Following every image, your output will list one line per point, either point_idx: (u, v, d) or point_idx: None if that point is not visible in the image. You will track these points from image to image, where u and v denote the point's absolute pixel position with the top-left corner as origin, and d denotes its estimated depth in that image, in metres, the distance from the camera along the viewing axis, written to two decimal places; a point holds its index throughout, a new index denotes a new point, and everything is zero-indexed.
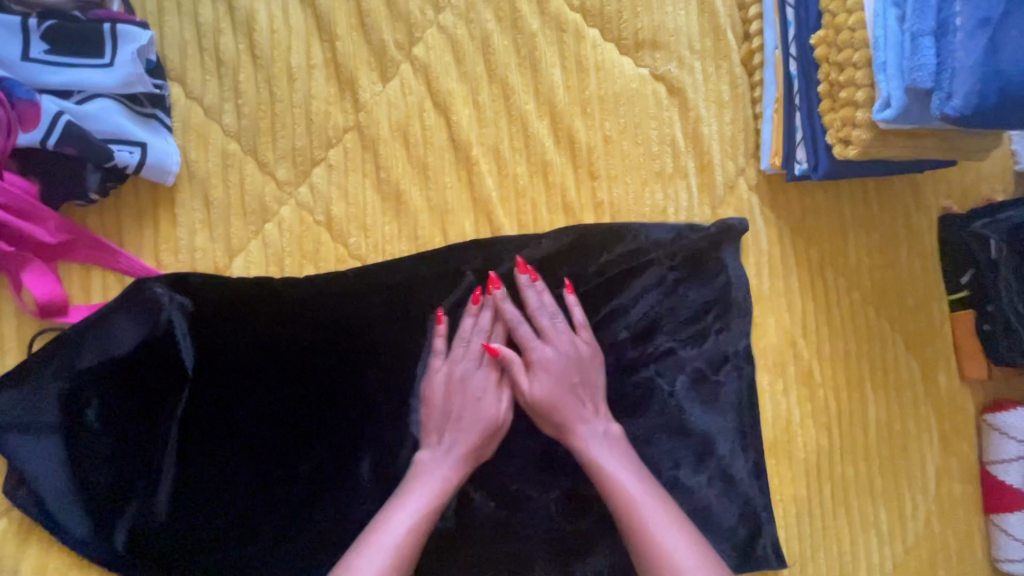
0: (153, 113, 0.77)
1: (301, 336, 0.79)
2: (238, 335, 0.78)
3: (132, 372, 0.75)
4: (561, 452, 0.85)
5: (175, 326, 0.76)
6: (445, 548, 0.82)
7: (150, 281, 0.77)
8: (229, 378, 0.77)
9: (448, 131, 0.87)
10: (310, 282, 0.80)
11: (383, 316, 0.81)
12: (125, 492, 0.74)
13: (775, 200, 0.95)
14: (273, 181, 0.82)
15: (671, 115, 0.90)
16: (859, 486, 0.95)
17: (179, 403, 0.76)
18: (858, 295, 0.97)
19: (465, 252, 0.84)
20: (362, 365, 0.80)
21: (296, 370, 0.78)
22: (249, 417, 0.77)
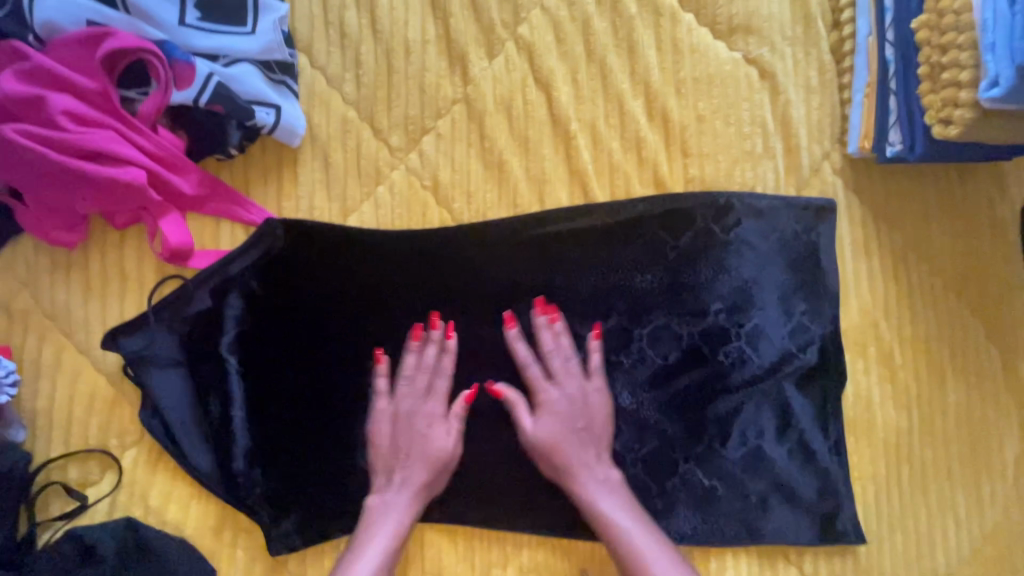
0: (283, 80, 0.83)
1: (416, 291, 0.86)
2: (357, 282, 0.85)
3: (260, 316, 0.82)
4: (646, 413, 0.90)
5: (300, 272, 0.83)
6: (536, 501, 0.86)
7: (273, 226, 0.82)
8: (347, 326, 0.84)
9: (548, 107, 0.91)
10: (422, 241, 0.87)
11: (488, 275, 0.88)
12: (251, 426, 0.81)
13: (859, 184, 0.97)
14: (386, 147, 0.88)
15: (761, 97, 0.93)
16: (937, 469, 0.95)
17: (301, 343, 0.83)
18: (940, 281, 0.98)
19: (563, 215, 0.90)
20: (469, 321, 0.87)
21: (409, 323, 0.86)
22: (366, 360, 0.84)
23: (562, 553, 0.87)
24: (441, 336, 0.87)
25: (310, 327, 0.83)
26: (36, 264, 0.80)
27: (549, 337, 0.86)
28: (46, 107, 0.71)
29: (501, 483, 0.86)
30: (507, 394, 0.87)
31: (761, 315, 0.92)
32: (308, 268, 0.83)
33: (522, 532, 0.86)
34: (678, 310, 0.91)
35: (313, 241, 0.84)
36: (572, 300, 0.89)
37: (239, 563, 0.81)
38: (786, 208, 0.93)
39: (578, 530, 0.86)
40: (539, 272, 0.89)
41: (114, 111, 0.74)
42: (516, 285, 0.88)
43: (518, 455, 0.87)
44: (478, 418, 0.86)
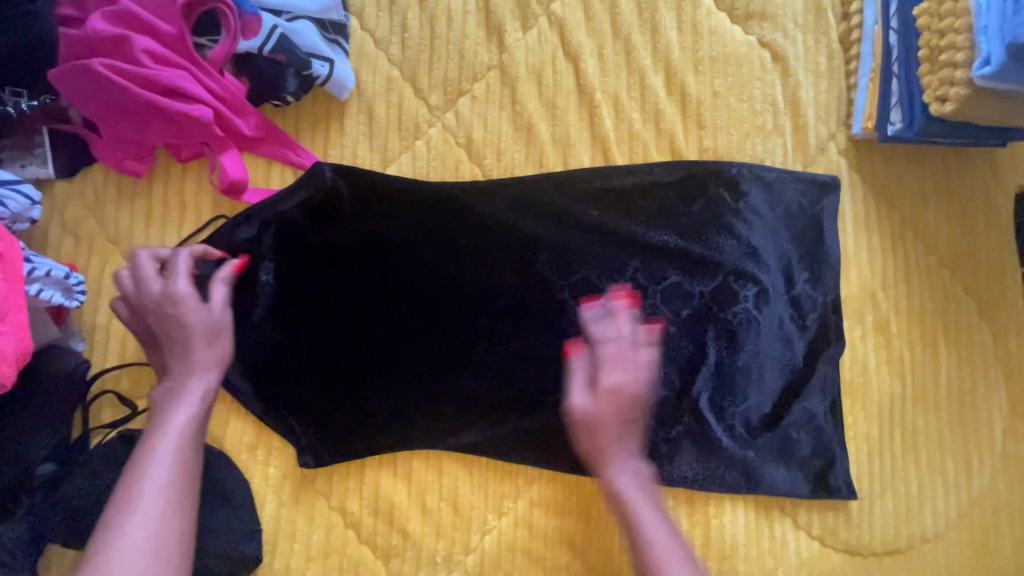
0: (335, 39, 0.91)
1: (447, 237, 0.93)
2: (394, 224, 0.92)
3: (304, 251, 0.90)
4: (655, 365, 0.96)
5: (343, 212, 0.90)
6: (548, 439, 0.93)
7: (321, 169, 0.89)
8: (384, 266, 0.92)
9: (576, 77, 0.99)
10: (455, 191, 0.93)
11: (514, 226, 0.95)
12: (291, 351, 0.89)
13: (862, 164, 1.04)
14: (425, 106, 0.95)
15: (773, 78, 1.01)
16: (928, 435, 1.01)
17: (341, 278, 0.90)
18: (936, 260, 1.04)
19: (586, 175, 0.97)
20: (494, 268, 0.94)
21: (440, 267, 0.93)
22: (400, 298, 0.92)
23: (570, 489, 0.93)
24: (470, 280, 0.93)
25: (349, 265, 0.91)
26: (105, 192, 0.88)
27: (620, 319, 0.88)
28: (129, 45, 0.79)
29: (514, 420, 0.92)
30: (527, 338, 0.94)
31: (767, 278, 0.98)
32: (351, 210, 0.91)
33: (533, 466, 0.92)
34: (689, 270, 0.97)
35: (356, 184, 0.90)
36: (590, 255, 0.96)
37: (272, 477, 0.88)
38: (793, 181, 1.00)
39: (587, 468, 0.93)
40: (562, 227, 0.96)
41: (186, 53, 0.82)
42: (540, 237, 0.95)
43: (534, 395, 0.93)
44: (499, 358, 0.93)
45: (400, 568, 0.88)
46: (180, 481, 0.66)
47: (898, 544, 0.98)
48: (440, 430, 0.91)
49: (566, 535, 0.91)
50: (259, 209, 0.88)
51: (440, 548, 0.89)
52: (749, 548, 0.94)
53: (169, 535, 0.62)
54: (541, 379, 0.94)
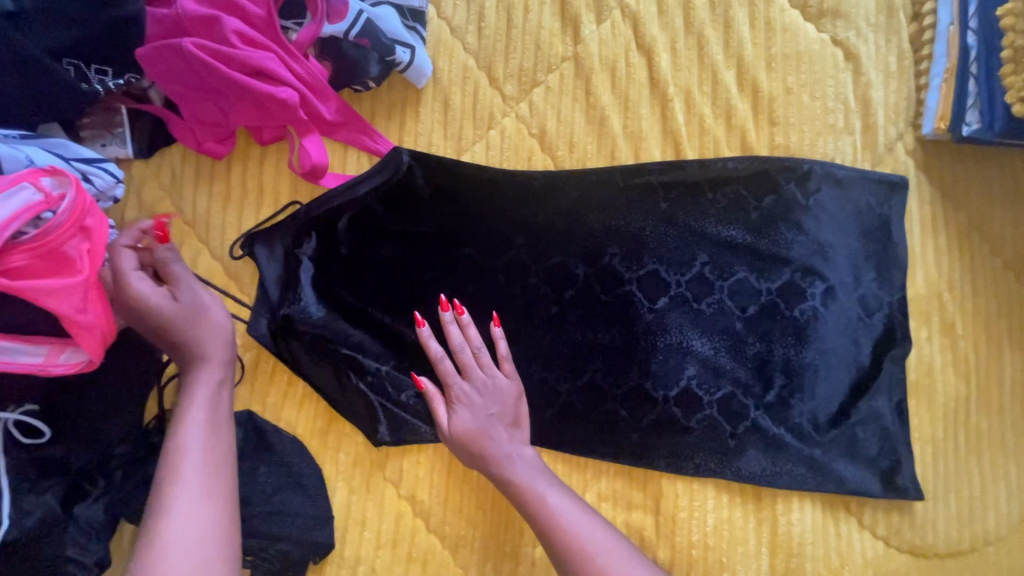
0: (414, 25, 0.91)
1: (519, 226, 0.93)
2: (467, 210, 0.92)
3: (379, 236, 0.89)
4: (722, 359, 0.95)
5: (419, 197, 0.90)
6: (616, 430, 0.93)
7: (399, 153, 0.89)
8: (457, 254, 0.91)
9: (648, 71, 0.99)
10: (528, 178, 0.93)
11: (584, 216, 0.95)
12: (364, 336, 0.88)
13: (929, 166, 1.04)
14: (500, 95, 0.95)
15: (845, 76, 1.01)
16: (992, 438, 1.00)
17: (414, 264, 0.90)
18: (1001, 262, 1.04)
19: (657, 167, 0.97)
20: (565, 258, 0.94)
21: (512, 256, 0.93)
22: (472, 286, 0.92)
23: (637, 483, 0.92)
24: (541, 272, 0.94)
25: (422, 251, 0.90)
26: (181, 174, 0.88)
27: (456, 333, 0.85)
28: (219, 26, 0.79)
29: (582, 411, 0.94)
30: (596, 329, 0.94)
31: (834, 276, 0.98)
32: (427, 197, 0.90)
33: (601, 458, 0.92)
34: (757, 265, 0.97)
35: (430, 168, 0.90)
36: (660, 248, 0.96)
37: (342, 465, 0.87)
38: (862, 179, 0.99)
39: (654, 462, 0.92)
40: (632, 221, 0.96)
41: (273, 36, 0.82)
42: (611, 228, 0.95)
43: (604, 386, 0.94)
44: (568, 348, 0.94)
45: (468, 560, 0.87)
46: (210, 470, 0.67)
47: (961, 546, 0.98)
48: None
49: (634, 529, 0.91)
50: (335, 192, 0.87)
51: (509, 539, 0.88)
52: (817, 547, 0.93)
53: (210, 526, 0.63)
54: (610, 368, 0.94)
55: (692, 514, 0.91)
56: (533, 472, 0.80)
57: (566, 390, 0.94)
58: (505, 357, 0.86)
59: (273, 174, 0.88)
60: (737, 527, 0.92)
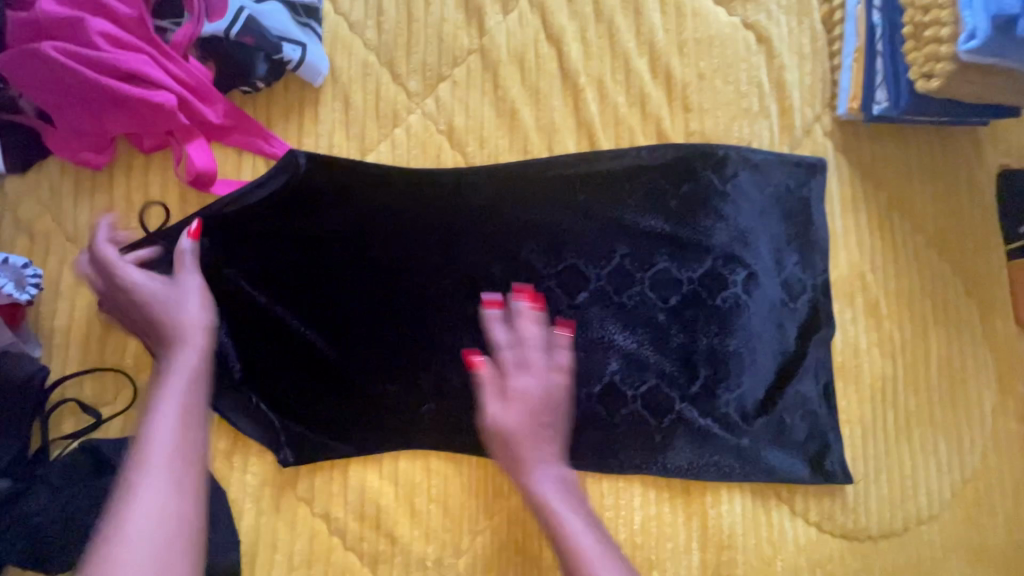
0: (308, 23, 0.87)
1: (430, 225, 0.89)
2: (373, 213, 0.88)
3: (278, 244, 0.85)
4: (646, 351, 0.93)
5: (320, 200, 0.86)
6: None
7: (294, 155, 0.85)
8: (366, 257, 0.88)
9: (558, 61, 0.96)
10: (435, 176, 0.90)
11: (496, 212, 0.91)
12: (268, 350, 0.85)
13: (848, 146, 1.03)
14: (404, 92, 0.91)
15: (758, 60, 0.99)
16: (920, 416, 1.00)
17: (319, 272, 0.86)
18: (922, 239, 1.03)
19: (570, 160, 0.94)
20: (478, 256, 0.90)
21: (424, 257, 0.89)
22: (381, 292, 0.88)
23: None
24: (455, 272, 0.90)
25: (327, 257, 0.87)
26: (61, 187, 0.82)
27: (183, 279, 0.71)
28: (83, 29, 0.74)
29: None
30: None
31: (756, 261, 0.96)
32: (329, 199, 0.86)
33: None
34: (678, 254, 0.95)
35: (330, 171, 0.86)
36: (577, 242, 0.93)
37: (249, 486, 0.84)
38: (779, 163, 0.98)
39: (579, 461, 0.90)
40: (548, 214, 0.93)
41: (147, 37, 0.78)
42: (525, 223, 0.92)
43: None
44: (486, 351, 0.90)
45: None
46: (176, 432, 0.54)
47: (895, 527, 0.97)
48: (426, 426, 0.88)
49: None
50: (230, 200, 0.83)
51: (429, 553, 0.86)
52: (747, 538, 0.92)
53: (151, 504, 0.49)
54: None
55: (619, 513, 0.90)
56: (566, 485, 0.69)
57: None
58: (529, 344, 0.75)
59: (162, 183, 0.84)
60: (665, 523, 0.90)
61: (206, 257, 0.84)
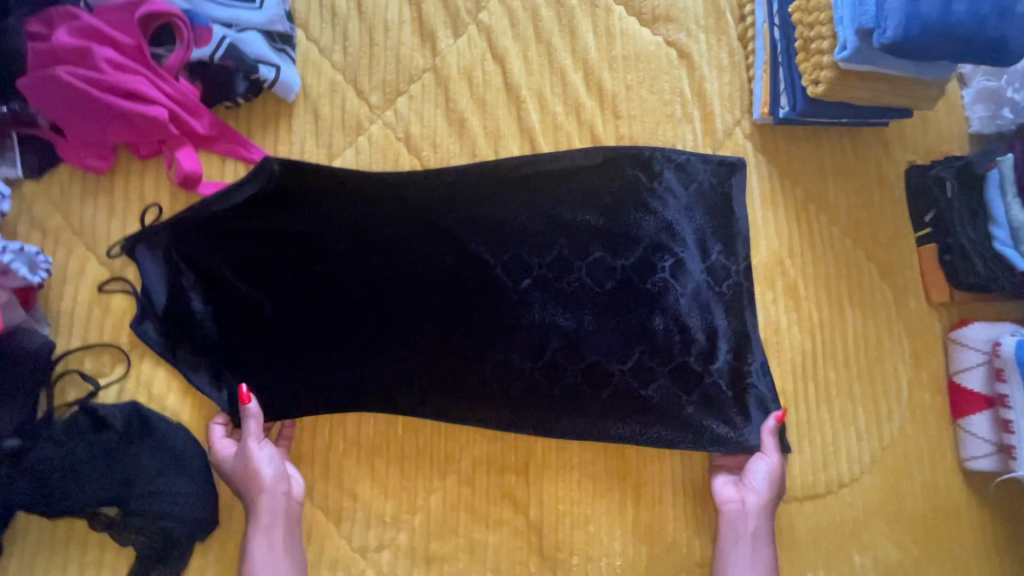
0: (283, 49, 1.02)
1: (384, 220, 1.00)
2: (333, 210, 0.98)
3: (247, 240, 0.96)
4: (586, 330, 1.00)
5: (286, 199, 0.97)
6: (485, 405, 0.98)
7: (268, 161, 0.97)
8: (327, 249, 0.98)
9: (503, 77, 1.10)
10: (389, 178, 1.01)
11: (444, 208, 1.01)
12: (236, 334, 0.95)
13: (766, 146, 1.15)
14: (367, 105, 1.06)
15: (680, 72, 1.13)
16: (839, 388, 1.10)
17: (285, 263, 0.97)
18: (837, 228, 1.15)
19: (509, 161, 1.04)
20: (428, 247, 1.00)
21: (380, 248, 0.99)
22: (341, 280, 0.98)
23: (509, 446, 1.00)
24: (407, 262, 0.99)
25: (291, 249, 0.97)
26: (69, 190, 0.96)
27: (256, 446, 0.88)
28: (91, 56, 0.89)
29: (454, 388, 0.98)
30: (461, 312, 0.99)
31: (685, 249, 1.03)
32: (293, 196, 0.97)
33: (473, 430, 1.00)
34: (613, 244, 1.02)
35: (296, 174, 0.98)
36: (518, 234, 1.02)
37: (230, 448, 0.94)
38: (701, 163, 1.08)
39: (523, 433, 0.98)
40: (492, 210, 1.02)
41: (145, 62, 0.92)
42: (470, 218, 1.01)
43: (473, 366, 0.99)
44: (436, 332, 0.99)
45: (352, 529, 0.96)
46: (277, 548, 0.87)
47: (817, 489, 1.07)
48: (382, 400, 0.97)
49: (507, 490, 0.98)
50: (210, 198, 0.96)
51: (388, 508, 0.97)
52: (678, 496, 1.01)
53: None
54: (475, 348, 0.99)
55: (558, 472, 0.99)
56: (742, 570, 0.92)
57: (439, 373, 0.98)
58: (755, 484, 0.95)
59: (157, 185, 0.98)
60: (601, 481, 1.00)
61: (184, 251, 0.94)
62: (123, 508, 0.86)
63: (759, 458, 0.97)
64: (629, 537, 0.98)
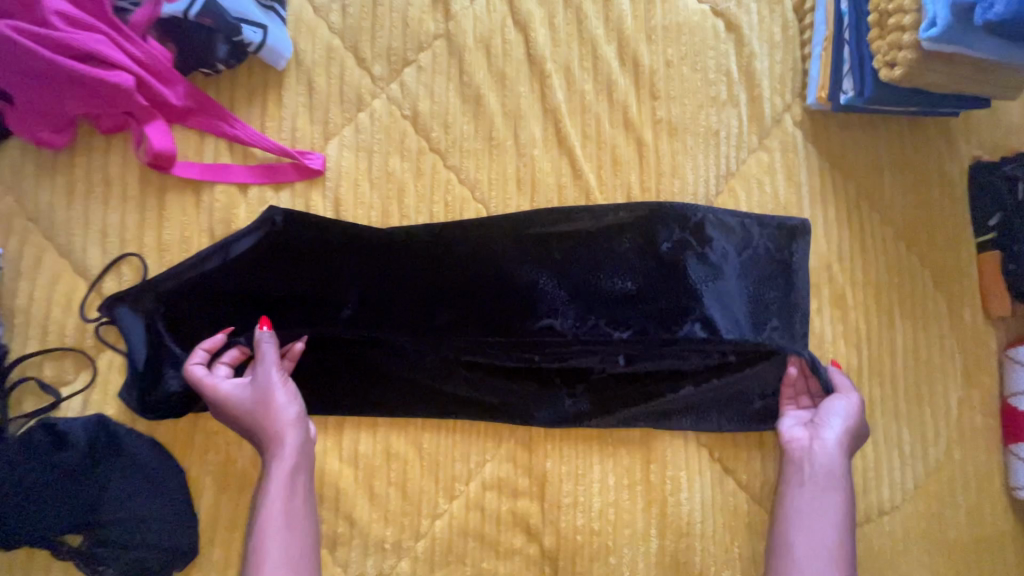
0: (272, 5, 0.87)
1: (399, 285, 0.89)
2: (344, 269, 0.87)
3: (241, 305, 0.85)
4: (619, 407, 0.92)
5: (290, 258, 0.86)
6: (505, 489, 0.90)
7: (273, 212, 0.86)
8: (333, 316, 0.87)
9: (525, 47, 0.96)
10: (406, 231, 0.90)
11: (467, 270, 0.90)
12: None
13: (818, 135, 1.02)
14: (368, 76, 0.92)
15: (727, 47, 1.00)
16: (884, 408, 1.00)
17: (287, 329, 0.86)
18: (891, 230, 1.03)
19: (541, 214, 0.92)
20: (447, 312, 0.89)
21: (393, 315, 0.88)
22: (349, 349, 0.88)
23: (536, 498, 0.90)
24: (424, 333, 0.89)
25: (294, 315, 0.86)
26: (23, 167, 0.83)
27: (277, 381, 0.78)
28: (38, 6, 0.75)
29: (474, 473, 0.90)
30: (485, 387, 0.91)
31: (736, 326, 0.92)
32: (296, 258, 0.86)
33: (495, 514, 0.89)
34: (656, 318, 0.91)
35: (302, 230, 0.86)
36: (549, 303, 0.91)
37: (211, 465, 0.83)
38: (758, 227, 0.96)
39: (544, 529, 0.89)
40: (520, 274, 0.91)
41: (103, 16, 0.78)
42: (495, 283, 0.90)
43: (494, 445, 0.90)
44: (457, 410, 0.90)
45: (348, 556, 0.87)
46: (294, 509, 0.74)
47: (856, 518, 0.98)
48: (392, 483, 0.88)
49: (520, 517, 0.89)
50: (199, 262, 0.84)
51: (389, 535, 0.87)
52: (706, 525, 0.91)
53: (297, 553, 0.72)
54: (497, 427, 0.91)
55: (578, 499, 0.90)
56: (811, 511, 0.84)
57: (455, 451, 0.90)
58: (830, 423, 0.87)
59: (125, 165, 0.85)
60: (624, 509, 0.90)
61: (171, 319, 0.83)
62: (92, 536, 0.77)
63: (834, 397, 0.89)
64: (652, 570, 0.89)
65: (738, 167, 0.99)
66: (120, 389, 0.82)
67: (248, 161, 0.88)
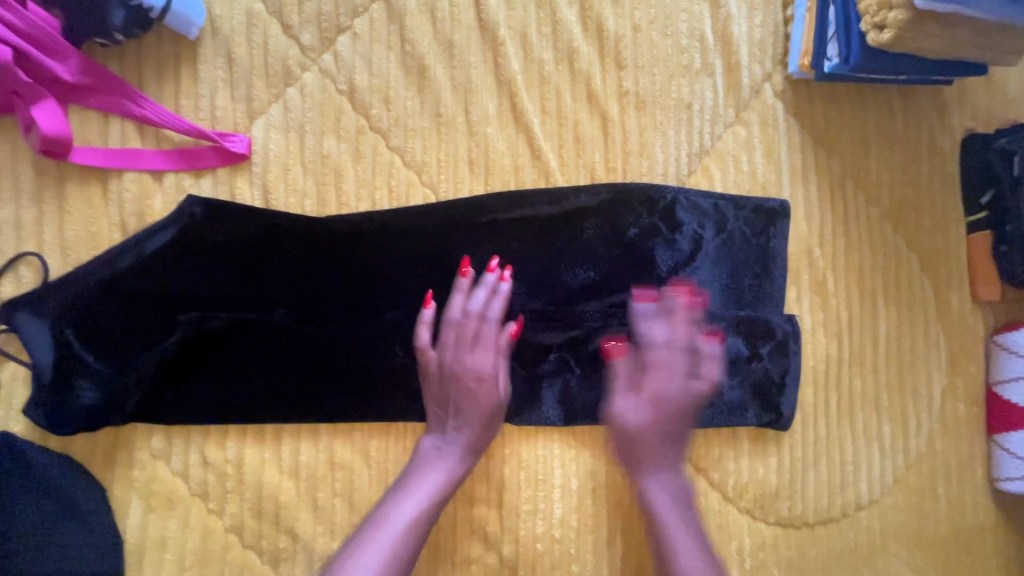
0: None
1: (339, 281, 0.80)
2: (275, 264, 0.79)
3: (160, 307, 0.76)
4: (584, 407, 0.85)
5: (214, 254, 0.77)
6: (460, 497, 0.84)
7: (192, 203, 0.77)
8: (265, 317, 0.78)
9: (475, 10, 0.85)
10: (345, 221, 0.81)
11: (415, 263, 0.82)
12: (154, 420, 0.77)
13: (800, 107, 0.93)
14: (297, 46, 0.81)
15: (701, 9, 0.90)
16: (864, 399, 0.95)
17: (213, 332, 0.77)
18: (877, 211, 0.95)
19: (497, 199, 0.84)
20: (394, 309, 0.81)
21: (333, 315, 0.80)
22: (281, 353, 0.79)
23: (495, 505, 0.84)
24: (367, 334, 0.80)
25: (220, 317, 0.77)
26: None
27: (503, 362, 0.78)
28: None
29: None
30: None
31: (707, 316, 0.86)
32: (221, 253, 0.77)
33: (450, 523, 0.84)
34: (623, 310, 0.85)
35: (227, 223, 0.77)
36: (507, 297, 0.84)
37: (135, 482, 0.77)
38: (734, 210, 0.89)
39: (501, 537, 0.84)
40: (474, 267, 0.83)
41: None
42: (446, 278, 0.82)
43: None
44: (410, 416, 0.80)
45: None
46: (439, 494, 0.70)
47: (832, 513, 0.93)
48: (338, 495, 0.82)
49: (476, 526, 0.84)
50: (110, 260, 0.75)
51: None
52: None
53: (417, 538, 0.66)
54: None
55: (538, 506, 0.84)
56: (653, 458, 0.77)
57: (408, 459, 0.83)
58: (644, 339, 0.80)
59: (22, 153, 0.76)
60: (588, 514, 0.85)
61: (81, 323, 0.74)
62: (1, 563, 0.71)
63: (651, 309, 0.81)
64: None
65: (713, 144, 0.91)
66: (26, 404, 0.74)
67: (161, 145, 0.79)
